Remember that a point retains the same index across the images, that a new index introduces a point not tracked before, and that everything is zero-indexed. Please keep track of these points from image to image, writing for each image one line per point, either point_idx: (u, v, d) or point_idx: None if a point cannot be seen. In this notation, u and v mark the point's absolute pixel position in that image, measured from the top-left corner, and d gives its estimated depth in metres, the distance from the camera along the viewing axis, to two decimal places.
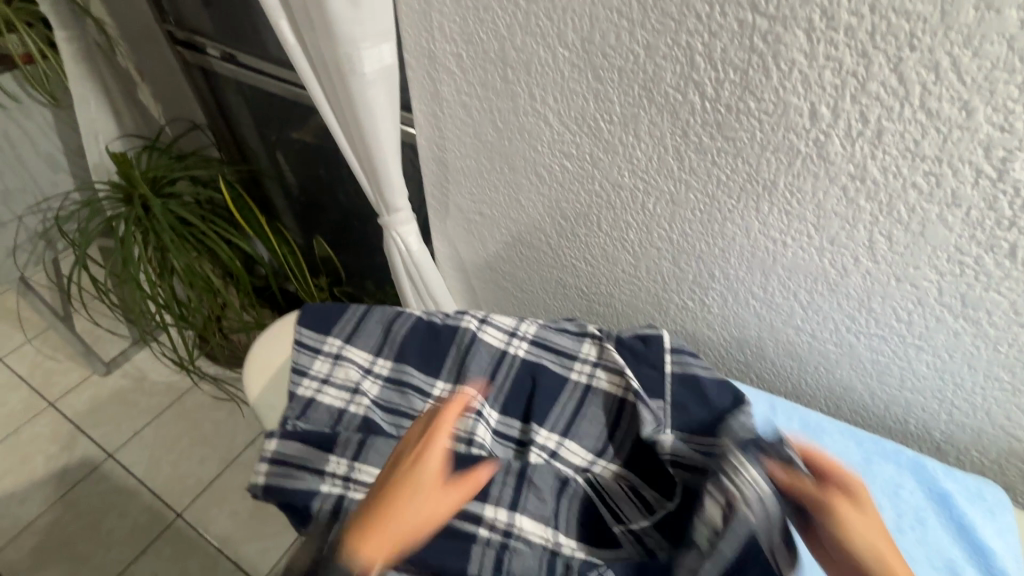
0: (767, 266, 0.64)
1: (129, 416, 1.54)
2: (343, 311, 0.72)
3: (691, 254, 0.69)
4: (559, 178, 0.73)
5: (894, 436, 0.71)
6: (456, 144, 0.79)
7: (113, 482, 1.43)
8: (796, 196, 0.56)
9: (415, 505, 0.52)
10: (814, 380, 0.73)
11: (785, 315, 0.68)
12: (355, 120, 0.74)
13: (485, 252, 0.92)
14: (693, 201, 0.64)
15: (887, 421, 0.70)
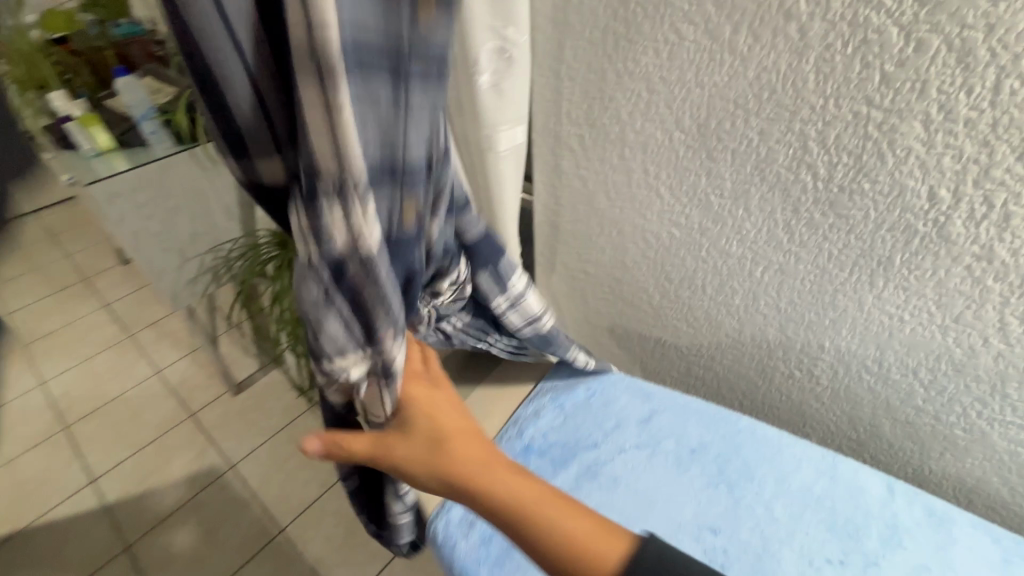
0: (883, 341, 0.64)
1: (250, 432, 1.73)
2: None
3: (800, 324, 0.71)
4: (666, 244, 0.79)
5: None
6: (571, 210, 0.88)
7: (230, 491, 1.59)
8: (916, 273, 0.57)
9: None
10: (940, 466, 0.68)
11: (904, 393, 0.66)
12: (487, 188, 0.83)
13: (589, 308, 0.98)
14: (804, 272, 0.66)
15: None
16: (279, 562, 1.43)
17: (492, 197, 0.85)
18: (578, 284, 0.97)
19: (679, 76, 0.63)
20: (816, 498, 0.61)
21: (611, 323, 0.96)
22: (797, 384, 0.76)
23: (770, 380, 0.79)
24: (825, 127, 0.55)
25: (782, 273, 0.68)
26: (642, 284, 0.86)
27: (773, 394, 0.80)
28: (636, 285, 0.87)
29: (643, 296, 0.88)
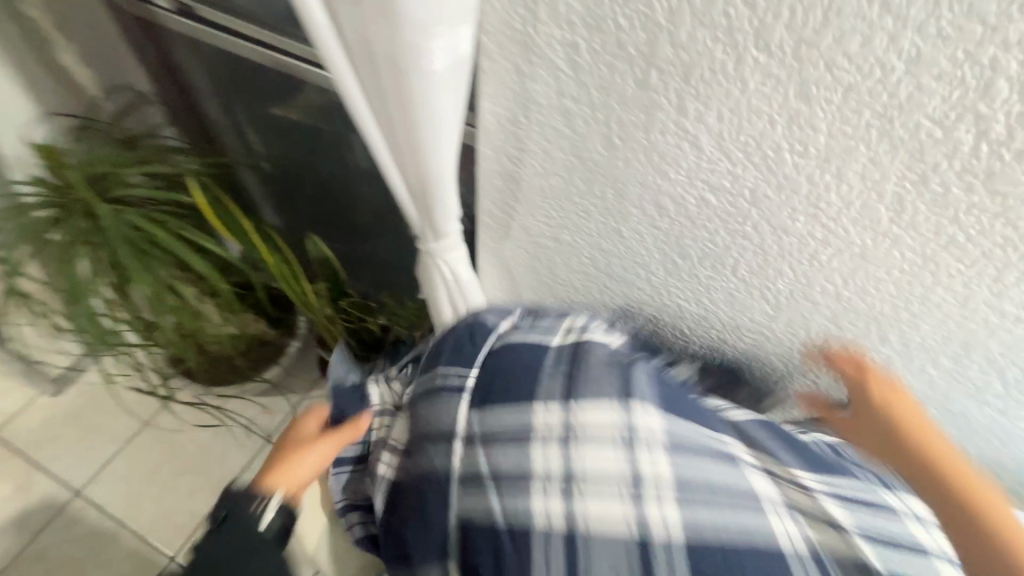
0: (975, 339, 0.51)
1: (90, 444, 1.34)
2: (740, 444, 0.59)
3: (862, 313, 0.55)
4: (692, 214, 0.55)
5: None
6: (536, 163, 0.60)
7: (86, 525, 1.26)
8: (1015, 303, 0.46)
9: (305, 459, 0.65)
10: (974, 452, 0.62)
11: (974, 387, 0.55)
12: (401, 101, 0.50)
13: (554, 280, 0.77)
14: (866, 277, 0.51)
15: None
16: None
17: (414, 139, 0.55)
18: (542, 254, 0.73)
19: (759, 28, 0.39)
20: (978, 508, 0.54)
21: (586, 297, 0.77)
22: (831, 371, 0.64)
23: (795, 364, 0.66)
24: (993, 116, 0.36)
25: (831, 282, 0.54)
26: (640, 264, 0.65)
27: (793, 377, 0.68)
28: (628, 266, 0.67)
29: (641, 271, 0.66)
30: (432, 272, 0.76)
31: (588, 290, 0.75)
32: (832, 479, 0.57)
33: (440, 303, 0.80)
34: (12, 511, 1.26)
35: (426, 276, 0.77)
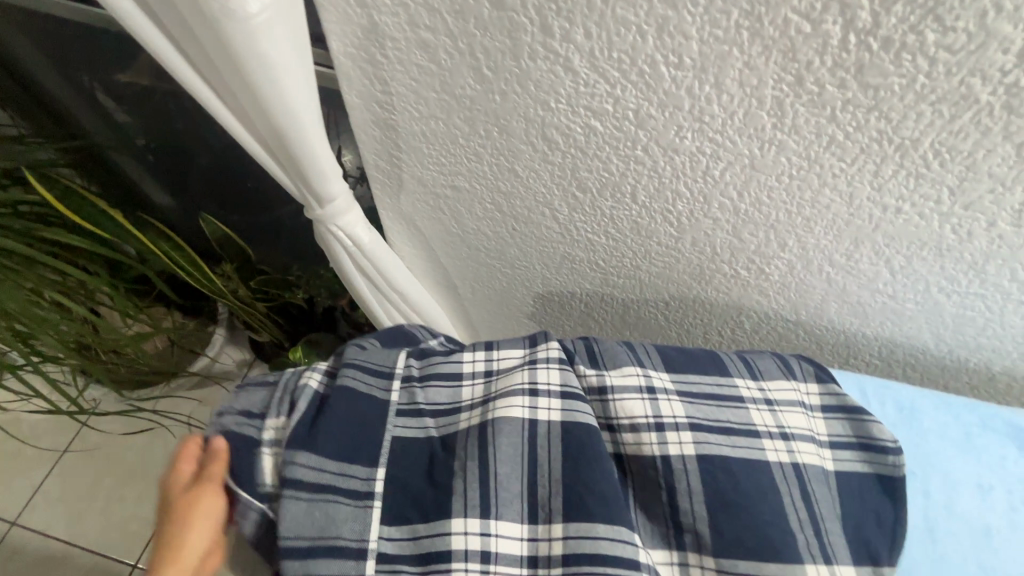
0: (863, 233, 0.51)
1: (17, 471, 1.25)
2: (698, 372, 0.54)
3: (760, 223, 0.54)
4: (581, 144, 0.52)
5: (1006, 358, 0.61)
6: (409, 108, 0.55)
7: (29, 553, 1.18)
8: (896, 195, 0.46)
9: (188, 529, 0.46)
10: (874, 335, 0.66)
11: (866, 278, 0.57)
12: (226, 52, 0.47)
13: (462, 231, 0.73)
14: (759, 187, 0.50)
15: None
16: None
17: (261, 90, 0.50)
18: (442, 205, 0.69)
19: None
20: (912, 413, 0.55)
21: (498, 243, 0.73)
22: (739, 282, 0.64)
23: (707, 282, 0.66)
24: (857, 3, 0.34)
25: (728, 197, 0.52)
26: (542, 203, 0.62)
27: (707, 295, 0.69)
28: (532, 207, 0.63)
29: (545, 210, 0.63)
30: (329, 240, 0.70)
31: (498, 236, 0.71)
32: (773, 387, 0.54)
33: (347, 270, 0.75)
34: None
35: (326, 245, 0.71)
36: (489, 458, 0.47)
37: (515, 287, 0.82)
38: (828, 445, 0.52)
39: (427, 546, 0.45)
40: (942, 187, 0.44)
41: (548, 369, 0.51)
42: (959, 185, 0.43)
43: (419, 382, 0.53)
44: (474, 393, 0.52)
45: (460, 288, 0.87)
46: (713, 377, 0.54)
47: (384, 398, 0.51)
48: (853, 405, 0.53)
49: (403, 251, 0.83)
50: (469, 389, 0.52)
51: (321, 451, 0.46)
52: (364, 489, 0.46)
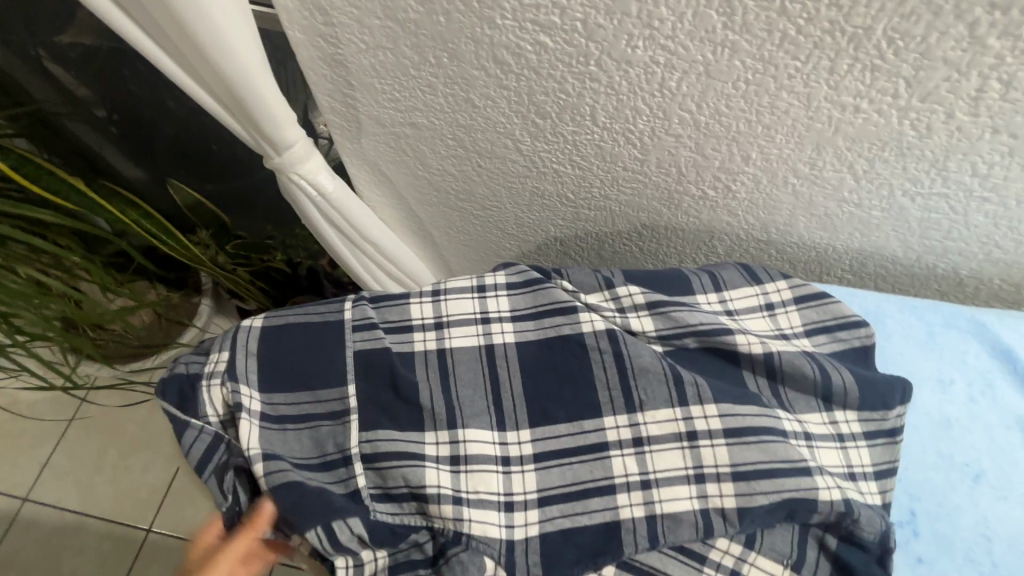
0: (824, 139, 0.51)
1: (23, 450, 1.28)
2: (658, 283, 0.56)
3: (722, 137, 0.54)
4: (533, 64, 0.50)
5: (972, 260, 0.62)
6: (355, 39, 0.53)
7: (45, 525, 1.22)
8: (853, 93, 0.45)
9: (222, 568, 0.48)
10: (844, 248, 0.66)
11: (831, 187, 0.57)
12: None
13: (428, 173, 0.72)
14: (717, 96, 0.49)
15: (995, 237, 0.58)
16: (166, 559, 1.19)
17: (189, 25, 0.47)
18: (404, 145, 0.67)
19: None
20: (877, 316, 0.56)
21: (465, 183, 0.72)
22: (708, 203, 0.64)
23: (676, 206, 0.66)
24: None
25: (687, 110, 0.51)
26: (504, 134, 0.61)
27: (678, 221, 0.68)
28: (494, 139, 0.62)
29: (507, 142, 0.62)
30: (293, 190, 0.69)
31: (465, 175, 0.70)
32: (729, 292, 0.56)
33: (316, 223, 0.74)
34: None
35: (289, 195, 0.70)
36: (450, 377, 0.50)
37: (489, 230, 0.81)
38: (804, 333, 0.54)
39: (404, 450, 0.46)
40: (898, 80, 0.43)
41: (498, 297, 0.54)
42: (915, 76, 0.42)
43: (370, 301, 0.53)
44: (425, 311, 0.53)
45: (435, 236, 0.86)
46: (670, 287, 0.56)
47: (338, 319, 0.51)
48: (809, 294, 0.55)
49: (373, 201, 0.82)
50: (418, 306, 0.53)
51: (291, 384, 0.49)
52: (341, 407, 0.48)
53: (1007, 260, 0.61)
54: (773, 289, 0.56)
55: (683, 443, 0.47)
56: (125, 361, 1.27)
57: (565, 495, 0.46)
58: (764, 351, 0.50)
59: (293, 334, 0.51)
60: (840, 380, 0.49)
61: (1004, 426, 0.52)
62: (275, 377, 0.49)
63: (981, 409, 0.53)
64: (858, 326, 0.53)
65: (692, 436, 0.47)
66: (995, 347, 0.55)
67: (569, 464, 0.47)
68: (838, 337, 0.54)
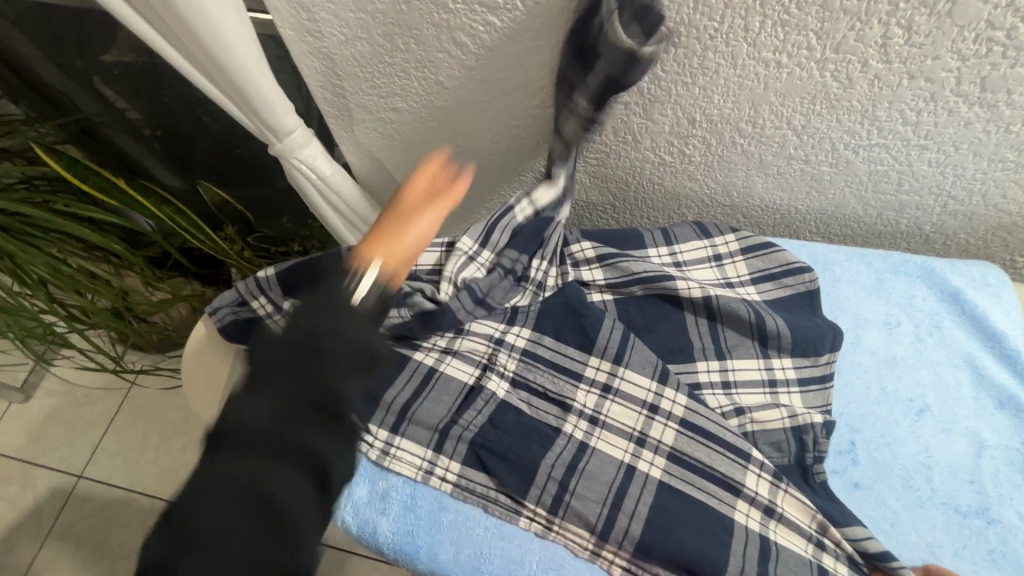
0: (758, 96, 0.55)
1: (78, 432, 1.42)
2: (613, 236, 0.61)
3: (666, 102, 0.58)
4: (486, 42, 0.56)
5: (930, 211, 0.64)
6: (336, 32, 0.61)
7: (95, 500, 1.34)
8: (771, 48, 0.49)
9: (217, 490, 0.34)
10: (805, 208, 0.69)
11: (777, 145, 0.60)
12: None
13: (414, 155, 0.79)
14: (651, 61, 0.54)
15: (946, 187, 0.60)
16: None
17: (196, 27, 0.56)
18: (391, 130, 0.75)
19: None
20: (826, 267, 0.59)
21: None
22: (669, 170, 0.68)
23: (641, 174, 0.70)
24: None
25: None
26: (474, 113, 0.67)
27: (644, 189, 0.73)
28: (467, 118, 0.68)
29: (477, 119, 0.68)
30: (296, 175, 0.77)
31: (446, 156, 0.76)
32: (678, 245, 0.60)
33: (319, 206, 0.82)
34: (24, 508, 1.34)
35: (293, 180, 0.79)
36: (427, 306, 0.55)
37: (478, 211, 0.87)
38: (750, 282, 0.58)
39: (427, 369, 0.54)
40: (808, 33, 0.47)
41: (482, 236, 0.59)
42: (822, 28, 0.46)
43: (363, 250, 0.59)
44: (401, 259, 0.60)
45: None
46: (622, 241, 0.60)
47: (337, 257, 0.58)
48: (756, 244, 0.59)
49: (370, 185, 0.89)
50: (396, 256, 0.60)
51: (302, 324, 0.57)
52: None
53: (966, 212, 0.63)
54: (721, 242, 0.59)
55: (604, 395, 0.53)
56: (164, 350, 1.39)
57: (534, 414, 0.53)
58: (703, 295, 0.55)
59: (302, 279, 0.58)
60: (773, 322, 0.54)
61: (951, 365, 0.54)
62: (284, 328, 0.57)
63: (927, 349, 0.55)
64: (802, 272, 0.57)
65: (605, 390, 0.53)
66: (945, 288, 0.56)
67: (534, 396, 0.53)
68: (783, 283, 0.57)
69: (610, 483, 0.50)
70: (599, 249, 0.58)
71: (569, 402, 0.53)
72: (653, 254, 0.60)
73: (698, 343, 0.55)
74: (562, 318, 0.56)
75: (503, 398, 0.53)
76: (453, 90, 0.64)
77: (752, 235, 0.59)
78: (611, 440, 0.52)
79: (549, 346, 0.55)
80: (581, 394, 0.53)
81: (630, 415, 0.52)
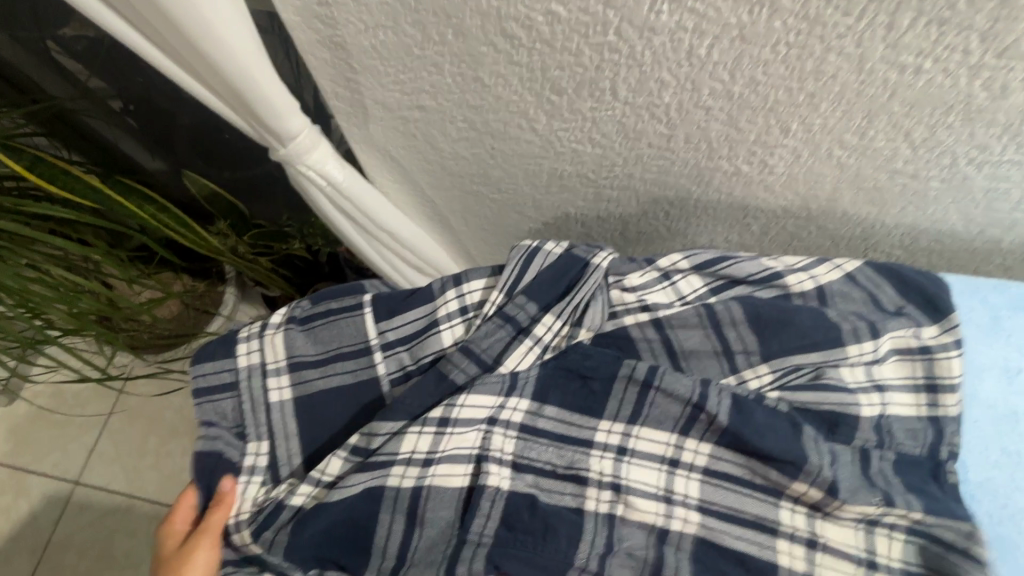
0: (878, 106, 0.45)
1: (70, 436, 1.34)
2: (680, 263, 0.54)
3: (758, 109, 0.48)
4: (545, 35, 0.45)
5: None
6: (352, 18, 0.49)
7: (95, 507, 1.28)
8: (914, 51, 0.39)
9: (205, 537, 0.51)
10: (895, 224, 0.60)
11: (883, 158, 0.51)
12: None
13: (439, 156, 0.68)
14: (753, 63, 0.44)
15: None
16: None
17: (179, 18, 0.44)
18: (413, 130, 0.64)
19: None
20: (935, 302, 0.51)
21: (478, 167, 0.68)
22: (742, 180, 0.59)
23: (707, 184, 0.61)
24: None
25: (718, 80, 0.46)
26: (517, 113, 0.56)
27: (708, 198, 0.63)
28: (506, 119, 0.58)
29: (519, 119, 0.57)
30: (302, 181, 0.66)
31: (477, 158, 0.66)
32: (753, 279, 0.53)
33: (329, 213, 0.72)
34: (20, 517, 1.27)
35: (300, 186, 0.68)
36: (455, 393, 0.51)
37: (506, 215, 0.77)
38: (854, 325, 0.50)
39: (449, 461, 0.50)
40: (970, 34, 0.37)
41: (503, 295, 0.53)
42: (990, 29, 0.36)
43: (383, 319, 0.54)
44: (425, 320, 0.54)
45: (448, 220, 0.82)
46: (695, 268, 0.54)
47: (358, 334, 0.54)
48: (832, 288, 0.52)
49: (383, 185, 0.78)
50: (420, 318, 0.54)
51: (322, 404, 0.54)
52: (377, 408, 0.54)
53: None
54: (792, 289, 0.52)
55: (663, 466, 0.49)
56: (157, 351, 1.30)
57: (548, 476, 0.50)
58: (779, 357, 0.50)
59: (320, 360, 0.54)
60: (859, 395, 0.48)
61: None
62: (289, 412, 0.53)
63: None
64: (862, 339, 0.49)
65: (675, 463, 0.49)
66: None
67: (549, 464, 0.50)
68: (829, 356, 0.49)
69: (647, 558, 0.47)
70: (642, 273, 0.54)
71: (585, 474, 0.49)
72: (688, 291, 0.53)
73: (681, 411, 0.49)
74: (564, 387, 0.51)
75: (508, 490, 0.49)
76: (494, 87, 0.53)
77: (786, 285, 0.52)
78: (638, 506, 0.49)
79: (552, 416, 0.50)
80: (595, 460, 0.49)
81: (651, 473, 0.49)
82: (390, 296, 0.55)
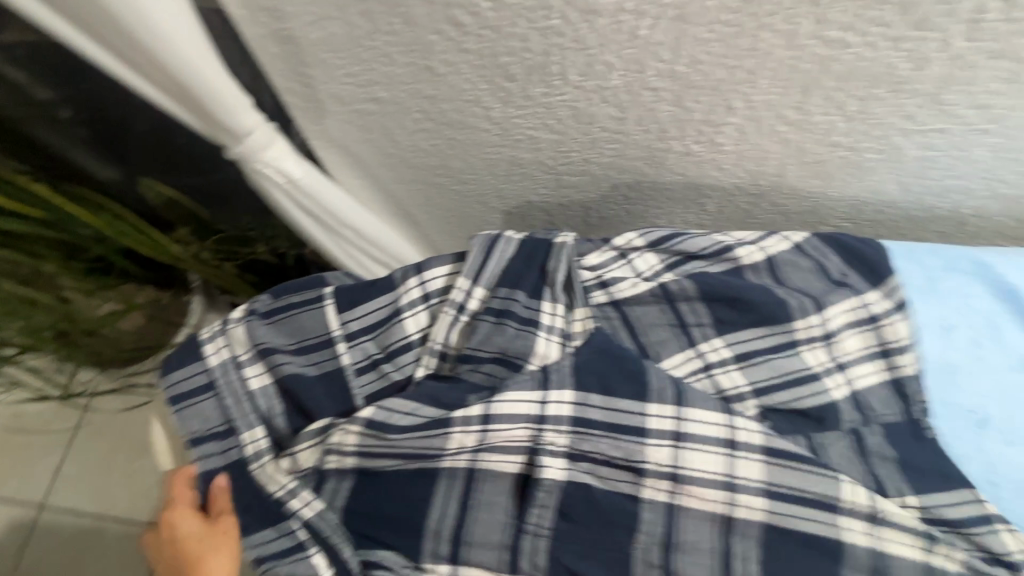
0: (812, 80, 0.47)
1: (32, 459, 1.29)
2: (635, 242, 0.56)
3: (703, 89, 0.50)
4: (493, 21, 0.46)
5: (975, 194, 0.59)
6: (299, 10, 0.49)
7: (63, 530, 1.24)
8: (840, 26, 0.41)
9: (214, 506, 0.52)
10: (839, 195, 0.63)
11: (822, 132, 0.53)
12: None
13: (398, 149, 0.68)
14: (694, 43, 0.45)
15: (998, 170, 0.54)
16: None
17: (119, 12, 0.43)
18: (370, 123, 0.64)
19: None
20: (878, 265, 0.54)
21: (438, 158, 0.68)
22: (694, 160, 0.61)
23: (661, 165, 0.62)
24: None
25: (661, 61, 0.48)
26: (472, 101, 0.57)
27: (664, 179, 0.65)
28: (462, 108, 0.58)
29: (475, 107, 0.58)
30: (260, 179, 0.66)
31: (436, 149, 0.66)
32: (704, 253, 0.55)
33: (290, 212, 0.71)
34: None
35: (258, 184, 0.67)
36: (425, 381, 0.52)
37: (470, 206, 0.77)
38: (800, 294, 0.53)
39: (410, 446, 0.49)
40: (888, 8, 0.39)
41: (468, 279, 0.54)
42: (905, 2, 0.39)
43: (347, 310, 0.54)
44: (389, 309, 0.54)
45: (412, 214, 0.82)
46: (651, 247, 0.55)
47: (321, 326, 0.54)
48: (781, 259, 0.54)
49: (345, 182, 0.78)
50: (384, 307, 0.54)
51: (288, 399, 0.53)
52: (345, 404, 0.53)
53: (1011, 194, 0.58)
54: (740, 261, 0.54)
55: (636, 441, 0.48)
56: (121, 365, 1.26)
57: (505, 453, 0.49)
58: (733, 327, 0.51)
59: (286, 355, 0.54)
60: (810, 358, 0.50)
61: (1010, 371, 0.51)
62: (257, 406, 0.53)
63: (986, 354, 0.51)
64: (808, 308, 0.51)
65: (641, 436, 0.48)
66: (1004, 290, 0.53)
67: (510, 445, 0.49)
68: (778, 326, 0.51)
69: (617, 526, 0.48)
70: (600, 253, 0.55)
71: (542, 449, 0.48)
72: (644, 267, 0.55)
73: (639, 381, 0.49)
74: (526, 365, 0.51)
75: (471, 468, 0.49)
76: (447, 76, 0.54)
77: (736, 258, 0.54)
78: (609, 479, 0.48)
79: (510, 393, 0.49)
80: (549, 434, 0.48)
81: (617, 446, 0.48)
82: (353, 287, 0.55)
